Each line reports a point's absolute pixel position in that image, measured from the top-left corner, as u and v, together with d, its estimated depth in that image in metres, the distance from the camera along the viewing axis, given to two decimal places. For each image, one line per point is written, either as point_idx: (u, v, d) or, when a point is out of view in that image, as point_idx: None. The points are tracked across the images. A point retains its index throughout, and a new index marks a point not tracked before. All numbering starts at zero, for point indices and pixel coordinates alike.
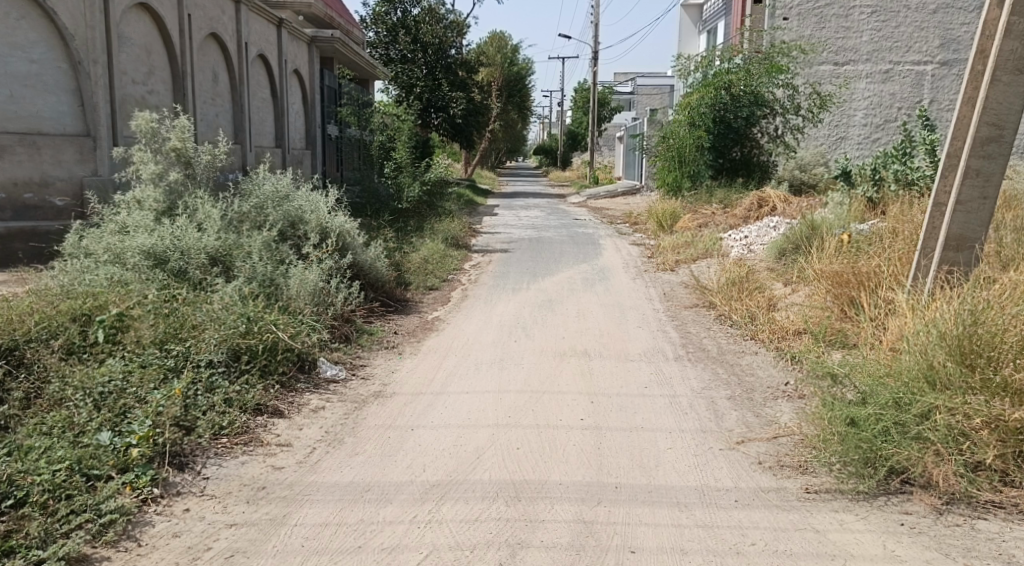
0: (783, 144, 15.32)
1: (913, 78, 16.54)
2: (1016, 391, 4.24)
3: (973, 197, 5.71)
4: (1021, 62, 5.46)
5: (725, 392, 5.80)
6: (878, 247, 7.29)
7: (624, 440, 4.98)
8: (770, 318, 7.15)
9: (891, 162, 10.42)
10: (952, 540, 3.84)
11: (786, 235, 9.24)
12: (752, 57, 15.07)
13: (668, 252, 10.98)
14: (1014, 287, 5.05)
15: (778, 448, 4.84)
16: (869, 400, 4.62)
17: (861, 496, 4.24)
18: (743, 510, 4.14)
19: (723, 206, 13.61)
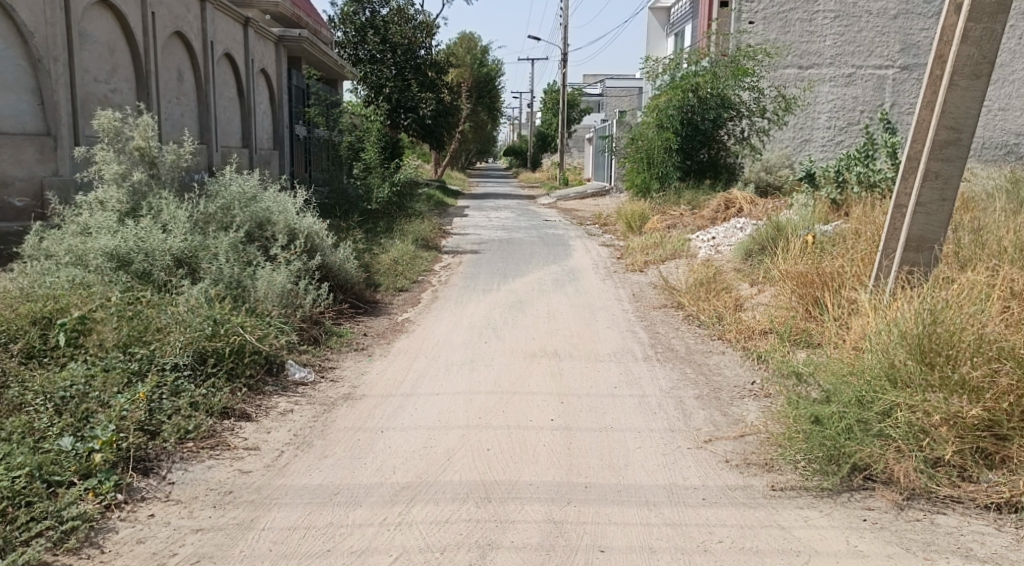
0: (749, 146, 15.46)
1: (874, 82, 16.82)
2: (973, 388, 4.31)
3: (933, 199, 5.82)
4: (978, 66, 5.58)
5: (693, 392, 5.86)
6: (841, 247, 7.41)
7: (595, 440, 5.01)
8: (737, 318, 7.24)
9: (854, 164, 10.56)
10: (913, 535, 3.92)
11: (753, 236, 9.35)
12: (719, 60, 15.21)
13: (638, 253, 11.06)
14: (971, 286, 5.15)
15: (745, 447, 4.90)
16: (833, 398, 4.69)
17: (825, 492, 4.31)
18: (711, 508, 4.19)
19: (691, 207, 13.74)
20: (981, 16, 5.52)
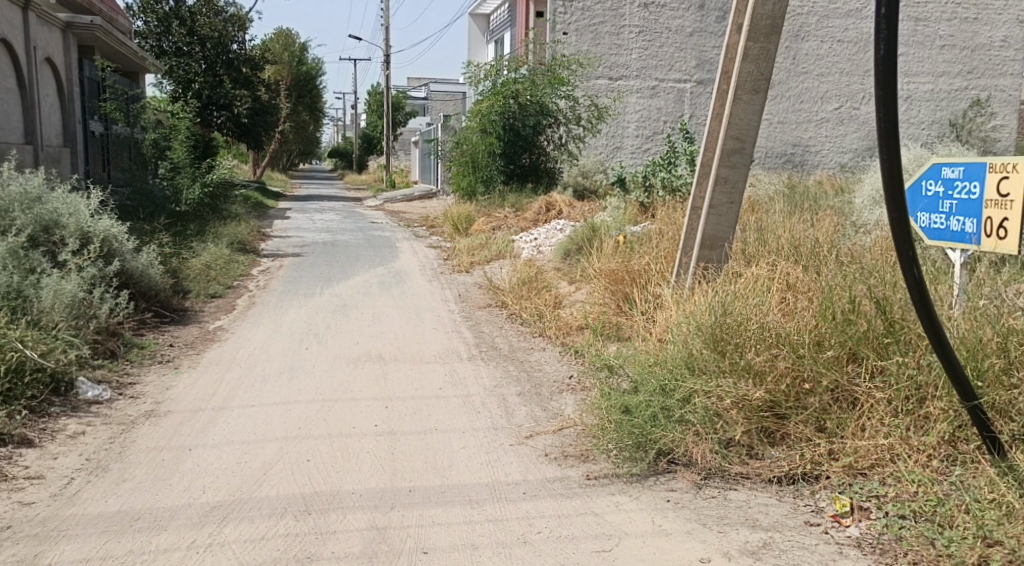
0: (566, 153, 16.09)
1: (676, 94, 17.95)
2: (757, 371, 4.72)
3: (723, 202, 6.33)
4: (757, 83, 6.14)
5: (515, 388, 6.06)
6: (647, 246, 7.90)
7: (417, 443, 5.07)
8: (556, 315, 7.53)
9: (659, 170, 11.30)
10: (709, 511, 4.23)
11: (571, 236, 9.76)
12: (536, 68, 15.74)
13: (463, 253, 11.27)
14: (757, 280, 5.64)
15: (563, 439, 5.14)
16: (639, 388, 5.00)
17: (635, 478, 4.61)
18: (531, 502, 4.37)
19: (514, 209, 14.10)
20: (757, 37, 6.06)
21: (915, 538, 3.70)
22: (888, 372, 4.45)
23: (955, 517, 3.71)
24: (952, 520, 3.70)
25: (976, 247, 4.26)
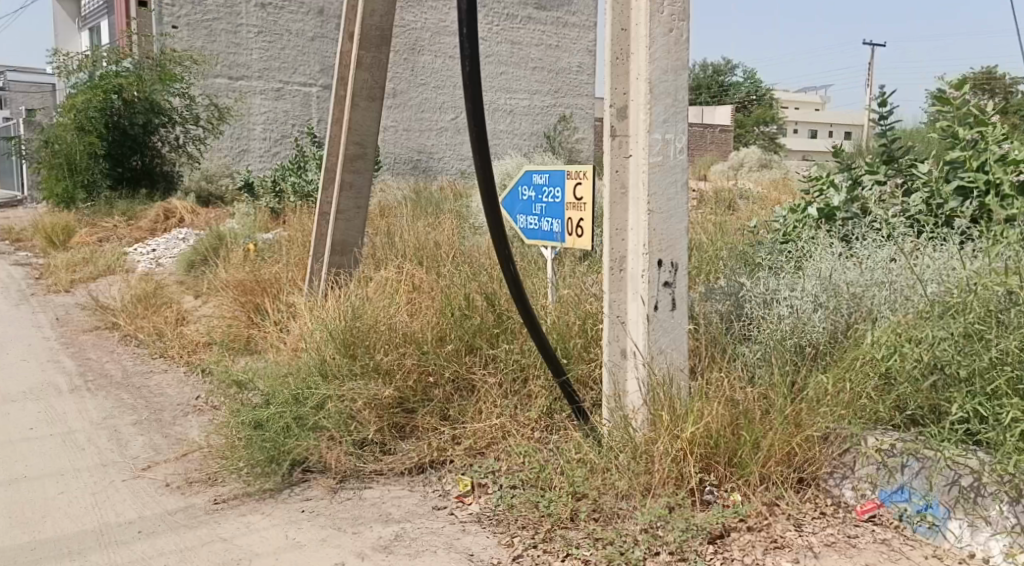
0: (186, 155, 15.21)
1: (300, 99, 17.88)
2: (386, 371, 4.88)
3: (349, 207, 6.47)
4: (372, 90, 6.35)
5: (131, 418, 5.60)
6: (276, 255, 7.84)
7: (3, 499, 4.51)
8: (178, 335, 7.07)
9: (288, 174, 11.33)
10: (343, 513, 4.23)
11: (194, 247, 9.24)
12: (143, 63, 14.58)
13: (61, 270, 9.99)
14: (385, 284, 5.84)
15: (187, 467, 4.84)
16: (271, 400, 4.83)
17: (268, 493, 4.47)
18: (147, 540, 4.08)
19: (126, 218, 12.97)
20: (369, 46, 6.27)
21: (523, 505, 3.93)
22: (500, 360, 4.89)
23: (553, 479, 4.01)
24: (551, 481, 4.01)
25: (561, 243, 4.81)
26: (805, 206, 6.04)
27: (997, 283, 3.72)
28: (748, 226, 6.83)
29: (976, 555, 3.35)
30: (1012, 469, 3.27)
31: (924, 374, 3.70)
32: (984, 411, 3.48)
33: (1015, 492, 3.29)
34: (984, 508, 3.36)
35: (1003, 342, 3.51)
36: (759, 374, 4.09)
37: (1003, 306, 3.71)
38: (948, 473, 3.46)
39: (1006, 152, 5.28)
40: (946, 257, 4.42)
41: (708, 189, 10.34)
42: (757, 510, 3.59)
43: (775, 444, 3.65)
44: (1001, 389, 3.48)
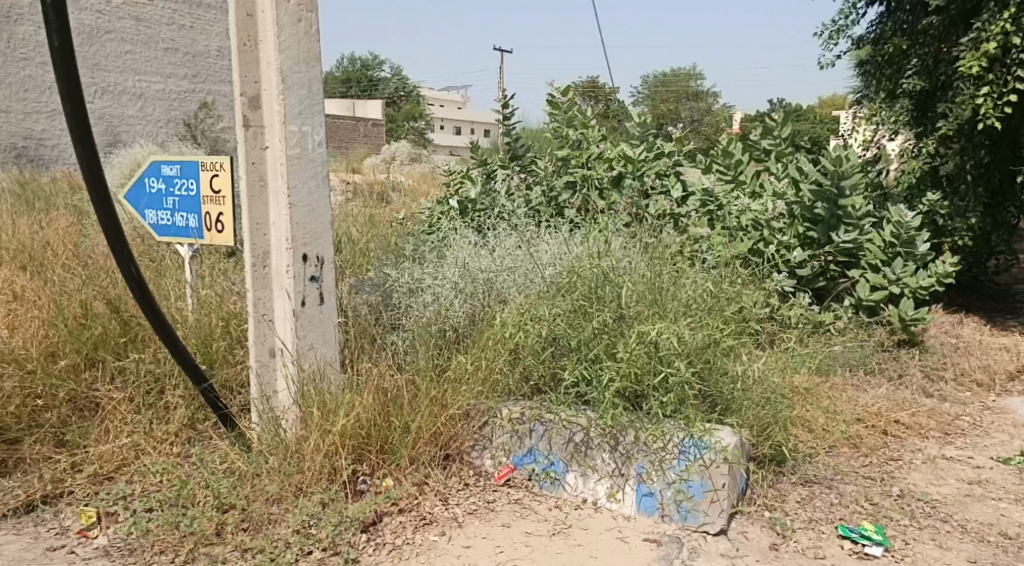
0: None
1: None
2: None
3: None
4: None
5: None
6: None
7: None
8: None
9: None
10: None
11: None
12: None
13: None
14: None
15: None
16: None
17: None
18: None
19: None
20: None
21: (160, 526, 3.54)
22: (128, 372, 4.24)
23: (196, 494, 3.68)
24: (194, 497, 3.67)
25: (198, 240, 4.49)
26: (446, 197, 6.44)
27: (592, 265, 4.32)
28: (393, 219, 7.02)
29: (588, 500, 3.78)
30: (611, 422, 3.73)
31: (543, 348, 4.12)
32: (585, 375, 3.95)
33: (612, 440, 3.74)
34: (591, 459, 3.78)
35: (600, 316, 4.00)
36: (406, 361, 4.29)
37: (601, 283, 4.28)
38: (565, 432, 3.84)
39: (600, 151, 6.12)
40: (556, 244, 5.02)
41: (356, 182, 10.46)
42: (408, 492, 3.70)
43: (423, 425, 3.83)
44: (599, 354, 3.96)
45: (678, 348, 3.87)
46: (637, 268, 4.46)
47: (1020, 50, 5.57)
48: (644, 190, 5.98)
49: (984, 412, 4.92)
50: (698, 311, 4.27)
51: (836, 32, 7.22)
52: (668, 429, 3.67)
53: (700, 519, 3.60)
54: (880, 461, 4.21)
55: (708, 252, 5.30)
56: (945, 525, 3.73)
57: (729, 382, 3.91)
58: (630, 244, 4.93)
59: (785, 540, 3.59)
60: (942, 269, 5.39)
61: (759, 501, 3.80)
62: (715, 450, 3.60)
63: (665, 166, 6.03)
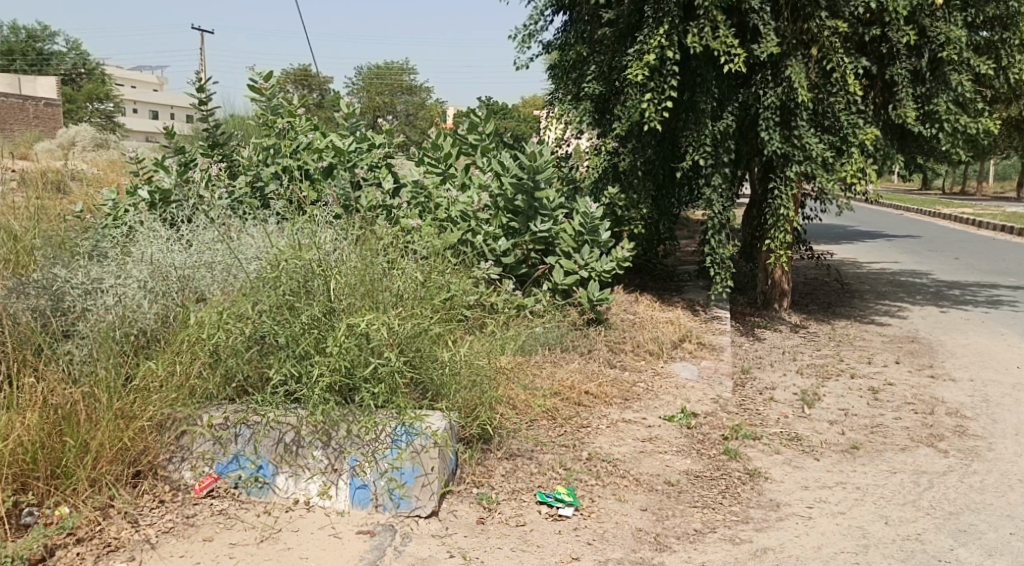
0: None
1: None
2: None
3: None
4: None
5: None
6: None
7: None
8: None
9: None
10: None
11: None
12: None
13: None
14: None
15: None
16: None
17: None
18: None
19: None
20: None
21: None
22: None
23: None
24: None
25: None
26: (134, 188, 5.93)
27: (293, 258, 4.23)
28: (67, 211, 6.35)
29: (300, 501, 3.74)
30: (320, 417, 3.77)
31: (246, 347, 4.02)
32: (295, 371, 3.92)
33: (325, 437, 3.79)
34: (303, 458, 3.77)
35: (308, 310, 4.00)
36: (82, 371, 3.90)
37: (308, 277, 4.22)
38: (272, 433, 3.80)
39: (309, 140, 6.14)
40: (260, 236, 4.99)
41: (22, 172, 9.36)
42: (87, 518, 3.44)
43: (104, 442, 3.56)
44: (306, 352, 3.95)
45: (387, 337, 4.00)
46: (348, 261, 4.45)
47: (672, 63, 6.45)
48: (356, 181, 6.05)
49: (654, 377, 5.50)
50: (410, 302, 4.40)
51: (527, 36, 7.70)
52: (380, 420, 3.80)
53: (412, 505, 3.71)
54: (572, 429, 4.61)
55: (415, 242, 5.34)
56: (623, 480, 4.17)
57: (439, 369, 4.11)
58: (342, 233, 4.97)
59: (490, 512, 3.80)
60: (621, 254, 5.97)
61: (467, 479, 4.01)
62: (425, 435, 3.76)
63: (375, 158, 6.20)
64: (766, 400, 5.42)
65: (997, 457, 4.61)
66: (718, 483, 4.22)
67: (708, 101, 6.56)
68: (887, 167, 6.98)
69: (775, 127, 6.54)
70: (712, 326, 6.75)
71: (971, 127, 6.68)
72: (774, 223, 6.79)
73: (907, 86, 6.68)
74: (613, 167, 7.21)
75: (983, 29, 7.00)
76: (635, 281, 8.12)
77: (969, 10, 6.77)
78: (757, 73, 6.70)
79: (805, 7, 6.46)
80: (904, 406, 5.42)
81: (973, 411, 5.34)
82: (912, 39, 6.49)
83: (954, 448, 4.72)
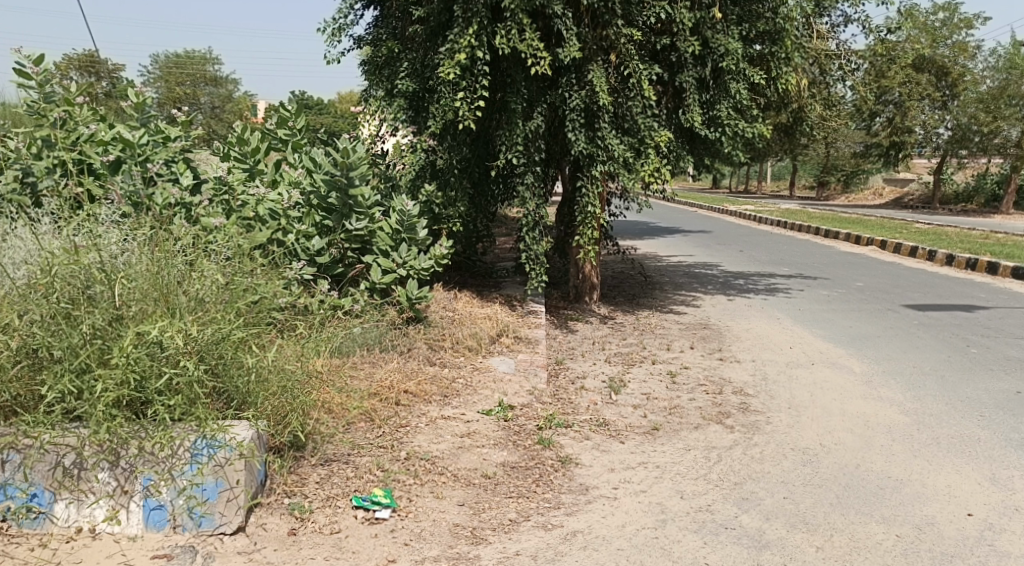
0: None
1: None
2: None
3: None
4: None
5: None
6: None
7: None
8: None
9: None
10: None
11: None
12: None
13: None
14: None
15: None
16: None
17: None
18: None
19: None
20: None
21: None
22: None
23: None
24: None
25: None
26: None
27: (67, 262, 3.65)
28: None
29: (83, 529, 3.41)
30: (106, 436, 3.34)
31: (12, 362, 3.47)
32: (75, 388, 3.40)
33: (111, 457, 3.39)
34: (86, 481, 3.41)
35: (88, 319, 3.48)
36: None
37: (88, 283, 3.67)
38: (50, 456, 3.39)
39: (92, 132, 5.68)
40: (29, 240, 4.34)
41: None
42: None
43: None
44: (87, 365, 3.44)
45: (184, 346, 3.55)
46: (137, 263, 3.85)
47: (483, 63, 6.53)
48: (149, 178, 5.55)
49: (472, 373, 5.51)
50: (212, 306, 3.86)
51: (337, 30, 7.57)
52: (176, 433, 3.42)
53: (215, 523, 3.44)
54: (390, 429, 4.45)
55: (217, 242, 4.78)
56: (441, 477, 4.07)
57: (243, 376, 3.71)
58: (129, 234, 4.25)
59: (303, 523, 3.58)
60: (439, 252, 6.02)
61: (278, 489, 3.75)
62: (229, 447, 3.44)
63: (171, 153, 5.72)
64: (578, 389, 5.68)
65: (773, 429, 5.01)
66: (532, 473, 4.26)
67: (518, 102, 6.70)
68: (678, 167, 7.46)
69: (580, 128, 6.80)
70: (527, 320, 6.95)
71: (749, 131, 7.24)
72: (582, 220, 7.07)
73: (694, 92, 7.13)
74: (429, 165, 7.26)
75: (756, 43, 7.50)
76: (454, 278, 8.20)
77: (743, 24, 7.21)
78: (562, 76, 6.91)
79: (604, 15, 6.73)
80: (697, 388, 5.83)
81: (755, 387, 5.85)
82: (697, 51, 6.95)
83: (739, 424, 5.09)
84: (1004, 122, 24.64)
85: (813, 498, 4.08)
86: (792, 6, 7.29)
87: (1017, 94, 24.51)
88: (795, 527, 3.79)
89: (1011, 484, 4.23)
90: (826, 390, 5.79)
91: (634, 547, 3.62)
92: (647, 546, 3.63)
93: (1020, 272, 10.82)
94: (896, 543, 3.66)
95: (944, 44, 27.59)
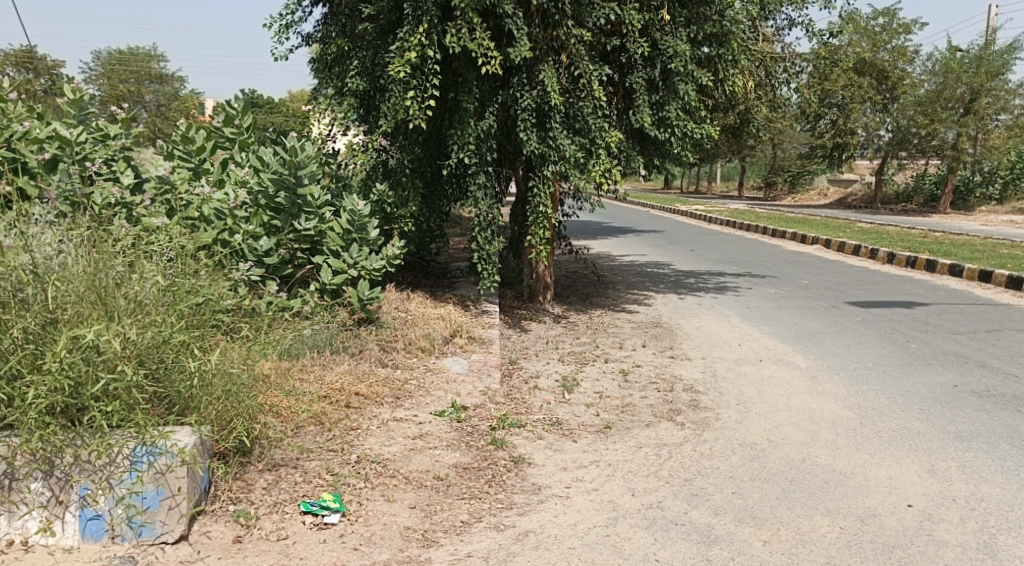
0: None
1: None
2: None
3: None
4: None
5: None
6: None
7: None
8: None
9: None
10: None
11: None
12: None
13: None
14: None
15: None
16: None
17: None
18: None
19: None
20: None
21: None
22: None
23: None
24: None
25: None
26: None
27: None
28: None
29: (15, 542, 3.29)
30: (39, 444, 3.23)
31: None
32: (5, 395, 3.29)
33: (45, 467, 3.27)
34: (18, 492, 3.29)
35: (20, 323, 3.36)
36: None
37: (19, 286, 3.55)
38: None
39: (26, 130, 5.43)
40: None
41: None
42: None
43: None
44: (19, 371, 3.33)
45: (121, 350, 3.45)
46: (73, 264, 3.72)
47: (433, 62, 6.46)
48: (87, 175, 5.49)
49: (425, 373, 5.45)
50: (153, 308, 3.74)
51: (284, 27, 7.42)
52: (114, 440, 3.31)
53: (156, 532, 3.33)
54: (341, 432, 4.38)
55: (158, 243, 4.66)
56: (393, 480, 4.01)
57: (186, 380, 3.60)
58: (68, 234, 4.14)
59: (248, 530, 3.49)
60: (391, 252, 5.94)
61: (223, 496, 3.66)
62: (170, 454, 3.35)
63: (111, 151, 5.67)
64: (531, 388, 5.66)
65: (722, 425, 5.04)
66: (485, 473, 4.22)
67: (470, 101, 6.64)
68: (630, 167, 7.48)
69: (532, 128, 6.76)
70: (480, 320, 6.90)
71: (697, 132, 7.31)
72: (534, 220, 7.03)
73: (643, 93, 7.16)
74: (381, 164, 7.12)
75: (704, 45, 7.54)
76: (407, 278, 8.13)
77: (691, 26, 7.23)
78: (514, 75, 6.88)
79: (554, 15, 6.73)
80: (649, 386, 5.86)
81: (706, 385, 5.89)
82: (646, 52, 7.03)
83: (689, 421, 5.12)
84: (941, 124, 25.30)
85: (760, 492, 4.11)
86: (738, 9, 7.33)
87: (953, 97, 25.20)
88: (742, 521, 3.82)
89: (949, 475, 4.31)
90: (774, 386, 5.85)
91: (586, 546, 3.60)
92: (598, 544, 3.61)
93: (958, 269, 11.10)
94: (840, 535, 3.70)
95: (885, 48, 28.12)
